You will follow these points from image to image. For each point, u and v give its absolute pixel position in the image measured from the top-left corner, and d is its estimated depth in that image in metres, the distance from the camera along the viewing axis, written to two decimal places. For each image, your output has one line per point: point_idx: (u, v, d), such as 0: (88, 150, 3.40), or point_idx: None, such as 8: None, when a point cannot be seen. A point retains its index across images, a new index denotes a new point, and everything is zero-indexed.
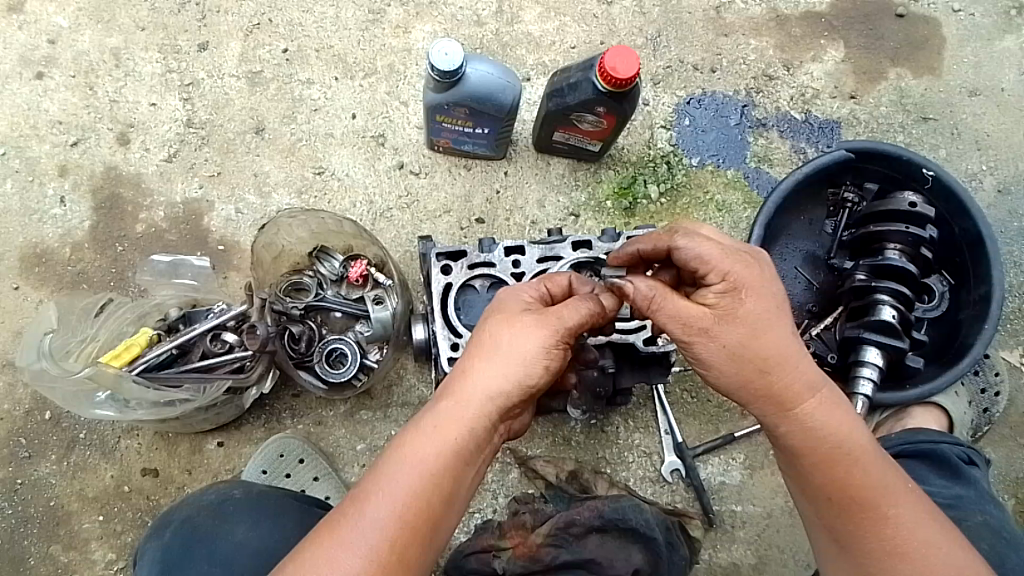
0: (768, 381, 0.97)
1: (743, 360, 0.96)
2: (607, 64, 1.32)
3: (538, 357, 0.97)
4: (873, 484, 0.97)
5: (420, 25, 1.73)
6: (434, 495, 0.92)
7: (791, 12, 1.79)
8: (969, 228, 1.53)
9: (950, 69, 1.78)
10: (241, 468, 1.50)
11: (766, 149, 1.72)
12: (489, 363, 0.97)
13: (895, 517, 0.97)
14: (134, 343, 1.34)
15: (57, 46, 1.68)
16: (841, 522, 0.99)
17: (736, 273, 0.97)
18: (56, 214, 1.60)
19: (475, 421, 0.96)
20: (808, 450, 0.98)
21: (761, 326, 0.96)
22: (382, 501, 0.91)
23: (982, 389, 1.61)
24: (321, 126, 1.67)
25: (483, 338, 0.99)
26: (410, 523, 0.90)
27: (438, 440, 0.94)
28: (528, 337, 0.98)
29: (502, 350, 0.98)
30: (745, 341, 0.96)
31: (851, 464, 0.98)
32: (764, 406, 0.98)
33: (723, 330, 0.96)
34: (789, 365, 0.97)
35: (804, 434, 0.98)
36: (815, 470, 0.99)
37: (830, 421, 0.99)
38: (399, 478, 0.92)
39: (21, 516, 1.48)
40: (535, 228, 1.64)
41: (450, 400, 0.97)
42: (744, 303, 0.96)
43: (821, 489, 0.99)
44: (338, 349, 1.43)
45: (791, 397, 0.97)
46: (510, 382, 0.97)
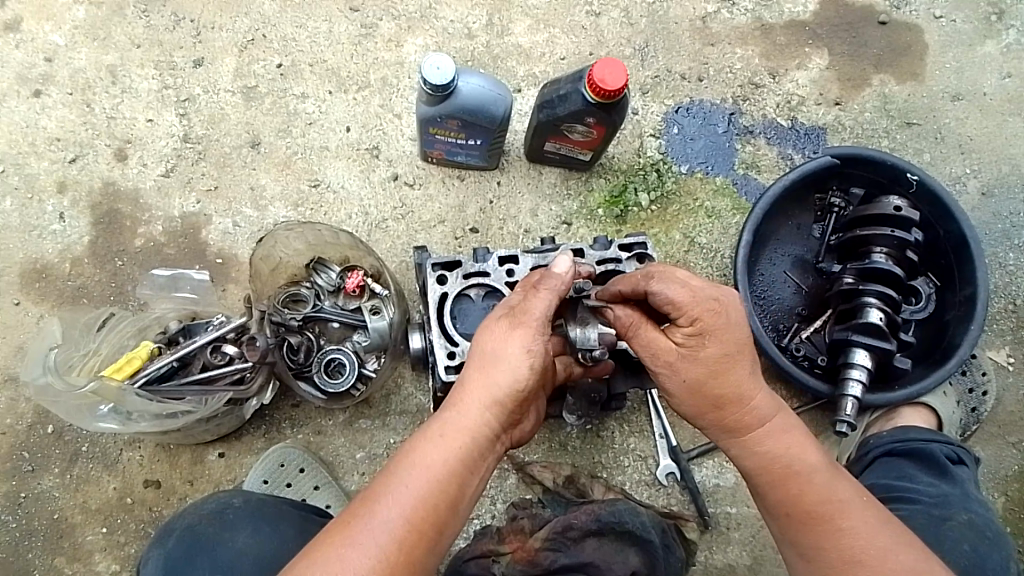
0: (722, 410, 1.03)
1: (701, 392, 1.03)
2: (596, 76, 1.35)
3: (519, 357, 1.01)
4: (826, 500, 1.02)
5: (412, 38, 1.76)
6: (439, 502, 0.95)
7: (775, 21, 1.82)
8: (954, 231, 1.56)
9: (933, 74, 1.81)
10: (243, 478, 1.53)
11: (754, 156, 1.75)
12: (478, 369, 1.02)
13: (849, 529, 1.01)
14: (135, 356, 1.36)
15: (54, 64, 1.70)
16: (801, 537, 1.03)
17: (702, 319, 1.00)
18: (55, 230, 1.62)
19: (477, 429, 1.00)
20: (764, 469, 1.05)
21: (722, 365, 1.01)
22: (392, 504, 0.93)
23: (970, 389, 1.65)
24: (316, 140, 1.69)
25: (473, 352, 1.04)
26: (418, 527, 0.93)
27: (444, 448, 0.98)
28: (511, 341, 1.01)
29: (490, 359, 1.02)
30: (702, 379, 1.02)
31: (803, 481, 1.03)
32: (721, 428, 1.05)
33: (685, 368, 1.02)
34: (743, 399, 1.03)
35: (760, 455, 1.05)
36: (770, 488, 1.05)
37: (783, 443, 1.05)
38: (409, 483, 0.95)
39: (25, 529, 1.50)
40: (528, 236, 1.67)
41: (453, 408, 1.01)
42: (706, 346, 1.00)
43: (778, 506, 1.05)
44: (337, 359, 1.46)
45: (745, 423, 1.04)
46: (502, 388, 1.00)
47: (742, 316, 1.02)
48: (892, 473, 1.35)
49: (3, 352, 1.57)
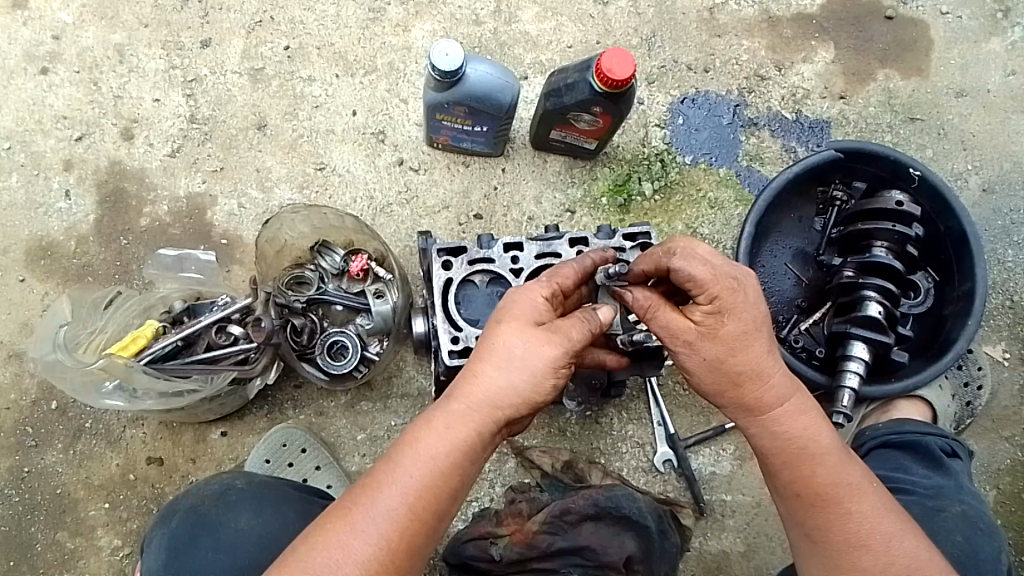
0: (742, 390, 1.03)
1: (721, 372, 1.02)
2: (604, 65, 1.36)
3: (547, 375, 0.99)
4: (838, 485, 1.04)
5: (419, 23, 1.76)
6: (441, 493, 0.96)
7: (782, 13, 1.83)
8: (954, 227, 1.57)
9: (938, 70, 1.82)
10: (244, 457, 1.54)
11: (757, 148, 1.76)
12: (500, 372, 0.98)
13: (858, 513, 1.04)
14: (140, 335, 1.36)
15: (61, 41, 1.70)
16: (807, 517, 1.05)
17: (722, 297, 0.99)
18: (61, 208, 1.63)
19: (485, 425, 0.98)
20: (780, 449, 1.05)
21: (741, 344, 1.01)
22: (394, 491, 0.95)
23: (965, 383, 1.66)
24: (323, 123, 1.70)
25: (490, 344, 0.99)
26: (418, 516, 0.94)
27: (450, 441, 0.97)
28: (542, 354, 0.98)
29: (510, 361, 0.98)
30: (722, 358, 1.01)
31: (817, 464, 1.04)
32: (739, 408, 1.05)
33: (705, 346, 1.01)
34: (763, 378, 1.02)
35: (777, 436, 1.05)
36: (783, 469, 1.05)
37: (799, 425, 1.05)
38: (412, 472, 0.95)
39: (28, 504, 1.51)
40: (531, 223, 1.68)
41: (464, 402, 0.98)
42: (726, 324, 1.00)
43: (789, 486, 1.05)
44: (339, 341, 1.45)
45: (764, 403, 1.04)
46: (522, 396, 0.98)
47: (759, 294, 1.02)
48: (886, 465, 1.36)
49: (8, 328, 1.58)
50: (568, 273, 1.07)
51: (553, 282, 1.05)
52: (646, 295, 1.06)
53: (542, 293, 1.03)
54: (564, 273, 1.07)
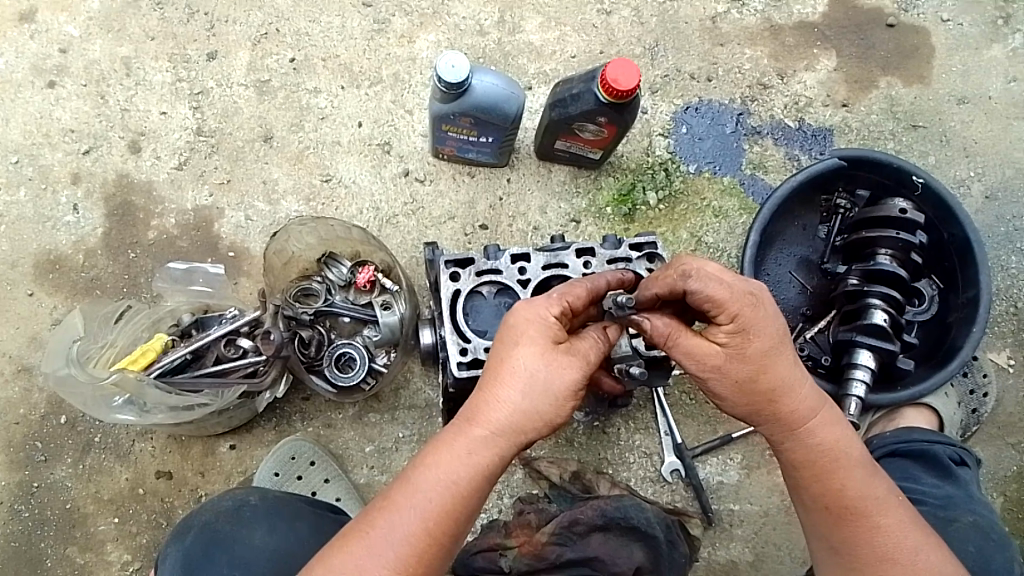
0: (771, 407, 1.03)
1: (751, 392, 1.01)
2: (609, 76, 1.36)
3: (569, 397, 0.99)
4: (866, 499, 1.06)
5: (424, 34, 1.77)
6: (460, 514, 0.97)
7: (785, 22, 1.84)
8: (958, 234, 1.58)
9: (940, 77, 1.83)
10: (253, 470, 1.55)
11: (761, 156, 1.76)
12: (521, 397, 0.98)
13: (886, 526, 1.05)
14: (150, 348, 1.36)
15: (68, 55, 1.71)
16: (832, 529, 1.07)
17: (744, 317, 0.98)
18: (69, 222, 1.64)
19: (505, 450, 0.99)
20: (808, 463, 1.06)
21: (768, 362, 1.00)
22: (411, 514, 0.96)
23: (971, 390, 1.68)
24: (329, 135, 1.71)
25: (507, 371, 0.98)
26: (435, 539, 0.96)
27: (469, 465, 0.97)
28: (563, 379, 0.98)
29: (530, 388, 0.98)
30: (751, 378, 1.00)
31: (847, 478, 1.05)
32: (769, 425, 1.05)
33: (733, 368, 1.00)
34: (793, 395, 1.02)
35: (805, 451, 1.05)
36: (812, 482, 1.06)
37: (827, 440, 1.05)
38: (429, 496, 0.96)
39: (38, 518, 1.52)
40: (537, 233, 1.68)
41: (482, 426, 0.98)
42: (753, 343, 0.99)
43: (817, 499, 1.07)
44: (347, 353, 1.46)
45: (793, 419, 1.04)
46: (543, 420, 0.98)
47: (774, 307, 1.01)
48: (898, 473, 1.37)
49: (17, 341, 1.59)
50: (579, 290, 1.04)
51: (563, 300, 1.02)
52: (664, 319, 1.02)
53: (552, 311, 1.01)
54: (575, 290, 1.03)
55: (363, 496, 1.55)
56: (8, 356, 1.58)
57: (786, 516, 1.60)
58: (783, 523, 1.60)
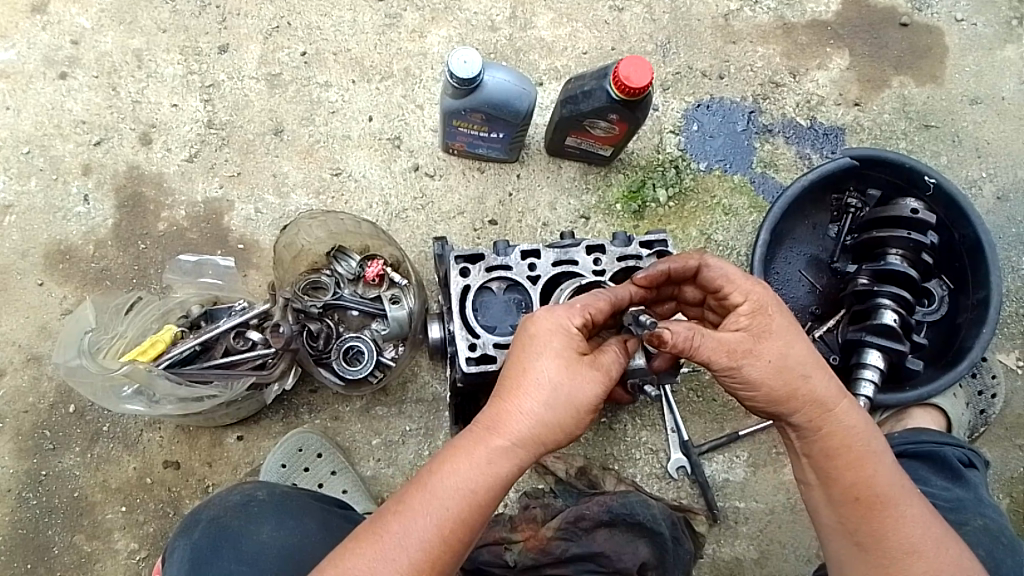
0: (802, 390, 1.03)
1: (783, 372, 1.02)
2: (621, 74, 1.36)
3: (590, 410, 1.00)
4: (893, 487, 1.05)
5: (435, 29, 1.77)
6: (475, 522, 0.97)
7: (798, 20, 1.83)
8: (969, 234, 1.58)
9: (953, 78, 1.82)
10: (260, 461, 1.55)
11: (772, 155, 1.76)
12: (544, 408, 0.99)
13: (910, 517, 1.04)
14: (159, 339, 1.38)
15: (80, 46, 1.71)
16: (859, 523, 1.04)
17: (759, 295, 1.05)
18: (79, 212, 1.64)
19: (521, 459, 0.99)
20: (839, 450, 1.05)
21: (791, 339, 1.03)
22: (428, 520, 0.95)
23: (980, 391, 1.66)
24: (339, 129, 1.71)
25: (530, 380, 0.99)
26: (451, 546, 0.95)
27: (487, 473, 0.97)
28: (588, 391, 1.00)
29: (553, 397, 0.99)
30: (784, 354, 1.02)
31: (876, 465, 1.05)
32: (803, 412, 1.04)
33: (766, 347, 1.02)
34: (820, 373, 1.04)
35: (838, 435, 1.05)
36: (842, 471, 1.05)
37: (856, 424, 1.06)
38: (447, 502, 0.96)
39: (45, 507, 1.53)
40: (546, 229, 1.68)
41: (502, 435, 0.98)
42: (774, 319, 1.03)
43: (846, 490, 1.05)
44: (355, 346, 1.46)
45: (825, 401, 1.04)
46: (564, 431, 1.00)
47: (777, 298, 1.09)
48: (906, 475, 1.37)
49: (27, 331, 1.59)
50: (602, 302, 1.06)
51: (585, 311, 1.04)
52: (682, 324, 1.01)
53: (575, 321, 1.03)
54: (597, 302, 1.06)
55: (370, 488, 1.55)
56: (18, 345, 1.58)
57: (792, 515, 1.59)
58: (790, 521, 1.59)
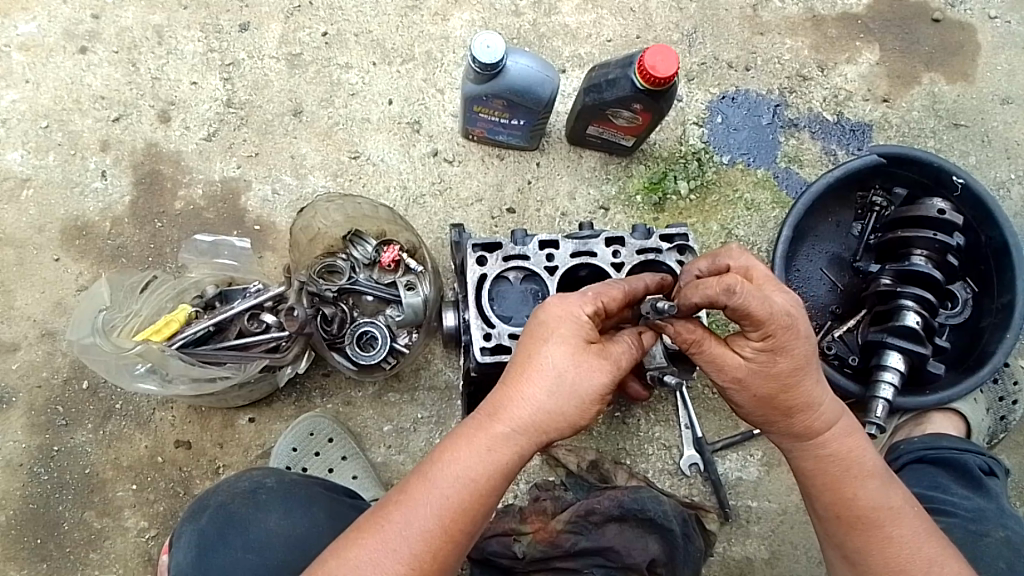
0: (791, 420, 1.02)
1: (772, 405, 1.00)
2: (647, 63, 1.34)
3: (595, 400, 0.97)
4: (880, 507, 1.04)
5: (459, 13, 1.74)
6: (477, 511, 0.96)
7: (827, 13, 1.80)
8: (996, 237, 1.55)
9: (984, 76, 1.78)
10: (271, 444, 1.54)
11: (797, 150, 1.73)
12: (548, 399, 0.96)
13: (898, 537, 1.03)
14: (173, 319, 1.38)
15: (101, 21, 1.70)
16: (844, 538, 1.06)
17: (777, 338, 0.93)
18: (97, 188, 1.63)
19: (525, 447, 0.97)
20: (823, 472, 1.05)
21: (792, 380, 0.97)
22: (428, 510, 0.94)
23: (1000, 397, 1.63)
24: (358, 111, 1.69)
25: (531, 366, 0.97)
26: (451, 537, 0.94)
27: (489, 463, 0.96)
28: (593, 381, 0.97)
29: (557, 384, 0.96)
30: (775, 390, 0.98)
31: (861, 487, 1.04)
32: (784, 435, 1.04)
33: (755, 382, 0.98)
34: (813, 406, 1.01)
35: (824, 458, 1.04)
36: (823, 490, 1.05)
37: (844, 449, 1.04)
38: (448, 492, 0.95)
39: (57, 482, 1.53)
40: (565, 219, 1.66)
41: (505, 423, 0.97)
42: (778, 362, 0.96)
43: (829, 507, 1.06)
44: (369, 332, 1.45)
45: (813, 429, 1.02)
46: (567, 422, 0.97)
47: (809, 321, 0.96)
48: (925, 482, 1.34)
49: (42, 306, 1.59)
50: (615, 290, 1.02)
51: (596, 299, 1.00)
52: (690, 327, 1.00)
53: (587, 309, 0.99)
54: (610, 290, 1.02)
55: (380, 475, 1.54)
56: (33, 320, 1.58)
57: (805, 516, 1.58)
58: (802, 522, 1.58)
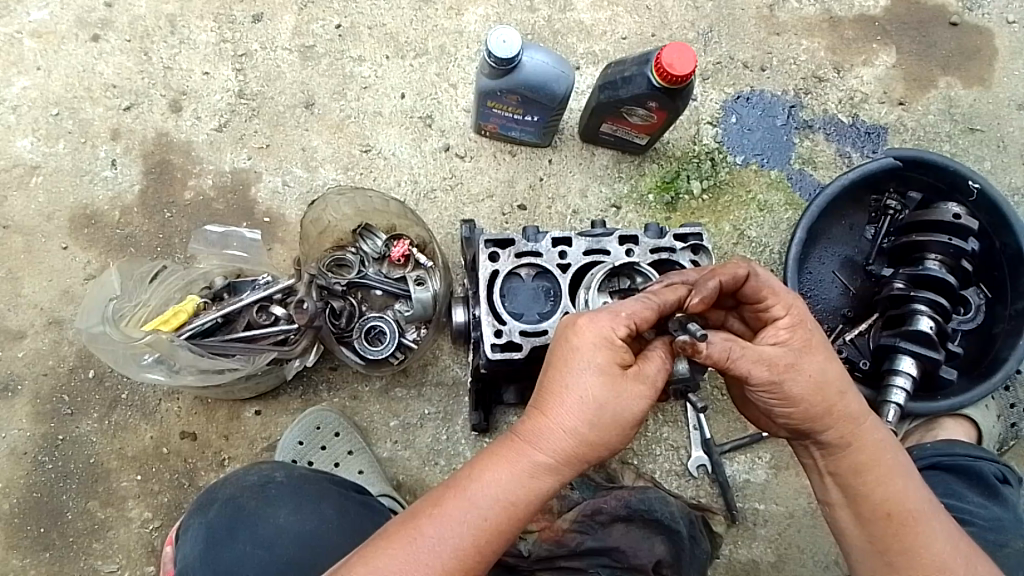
0: (838, 407, 1.01)
1: (824, 390, 0.99)
2: (664, 61, 1.33)
3: (632, 427, 0.97)
4: (919, 502, 1.02)
5: (473, 8, 1.73)
6: (509, 532, 0.96)
7: (844, 14, 1.78)
8: (1010, 243, 1.53)
9: (1001, 81, 1.77)
10: (277, 437, 1.54)
11: (811, 151, 1.72)
12: (586, 426, 0.94)
13: (939, 533, 1.02)
14: (182, 309, 1.35)
15: (114, 9, 1.70)
16: (888, 542, 1.01)
17: (799, 309, 1.00)
18: (107, 176, 1.62)
19: (560, 476, 0.96)
20: (868, 465, 1.03)
21: (828, 355, 1.00)
22: (462, 529, 0.93)
23: (1011, 404, 1.62)
24: (370, 104, 1.68)
25: (566, 390, 0.95)
26: (482, 557, 0.94)
27: (524, 486, 0.96)
28: (631, 409, 0.95)
29: (597, 411, 0.94)
30: (824, 370, 0.99)
31: (902, 480, 1.03)
32: (834, 429, 1.01)
33: (807, 362, 0.98)
34: (851, 388, 1.02)
35: (867, 449, 1.03)
36: (870, 485, 1.02)
37: (884, 440, 1.04)
38: (482, 513, 0.94)
39: (61, 471, 1.52)
40: (576, 217, 1.65)
41: (543, 450, 0.95)
42: (813, 337, 1.00)
43: (876, 508, 1.02)
44: (377, 326, 1.44)
45: (856, 415, 1.02)
46: (604, 448, 0.96)
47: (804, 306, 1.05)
48: (939, 489, 1.33)
49: (50, 294, 1.58)
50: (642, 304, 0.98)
51: (626, 318, 0.96)
52: (721, 335, 0.96)
53: (619, 331, 0.96)
54: (636, 305, 0.98)
55: (385, 470, 1.53)
56: (40, 308, 1.57)
57: (813, 520, 1.57)
58: (810, 526, 1.56)
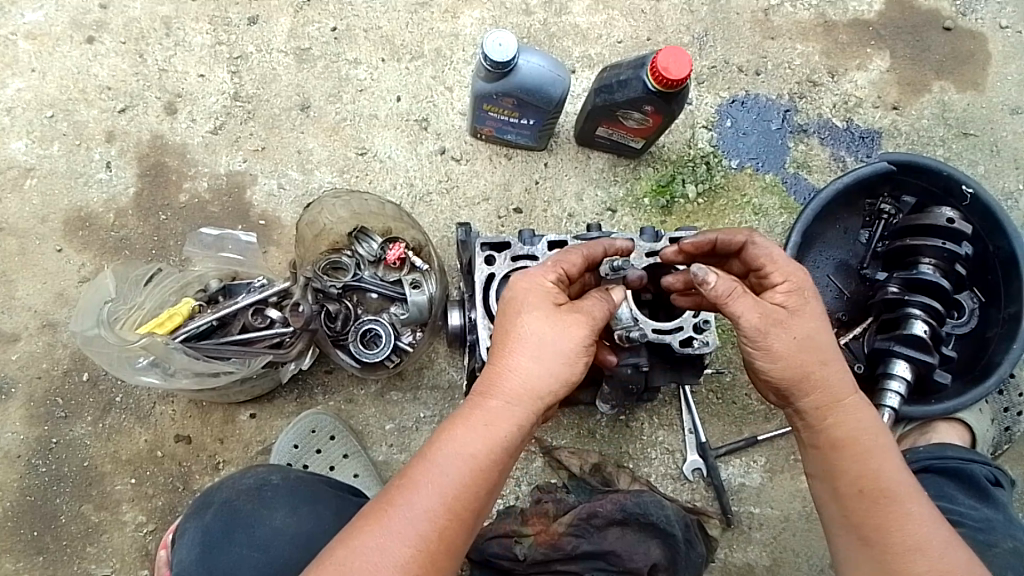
0: (820, 373, 1.01)
1: (807, 353, 1.00)
2: (659, 64, 1.33)
3: (580, 355, 0.99)
4: (901, 483, 1.01)
5: (469, 10, 1.74)
6: (482, 486, 0.95)
7: (838, 19, 1.79)
8: (1004, 248, 1.53)
9: (994, 85, 1.77)
10: (272, 441, 1.53)
11: (806, 155, 1.72)
12: (535, 363, 0.97)
13: (916, 514, 1.00)
14: (177, 312, 1.36)
15: (109, 10, 1.69)
16: (863, 518, 1.00)
17: (801, 276, 1.03)
18: (101, 179, 1.62)
19: (521, 420, 0.97)
20: (850, 441, 1.02)
21: (821, 324, 1.02)
22: (431, 490, 0.93)
23: (1005, 408, 1.62)
24: (366, 107, 1.68)
25: (509, 335, 0.99)
26: (455, 514, 0.93)
27: (487, 436, 0.95)
28: (573, 337, 0.98)
29: (540, 346, 0.97)
30: (811, 334, 1.00)
31: (883, 459, 1.02)
32: (813, 397, 1.02)
33: (795, 321, 1.00)
34: (836, 362, 1.02)
35: (848, 426, 1.03)
36: (849, 460, 1.02)
37: (870, 421, 1.04)
38: (448, 470, 0.93)
39: (55, 475, 1.51)
40: (571, 220, 1.65)
41: (496, 396, 0.97)
42: (808, 302, 1.02)
43: (852, 483, 1.01)
44: (372, 330, 1.44)
45: (838, 387, 1.02)
46: (557, 382, 0.98)
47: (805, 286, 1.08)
48: (933, 491, 1.34)
49: (44, 297, 1.58)
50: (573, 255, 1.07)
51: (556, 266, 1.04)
52: (728, 278, 1.00)
53: (550, 277, 1.03)
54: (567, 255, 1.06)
55: (380, 473, 1.53)
56: (34, 311, 1.57)
57: (808, 524, 1.57)
58: (805, 530, 1.57)
